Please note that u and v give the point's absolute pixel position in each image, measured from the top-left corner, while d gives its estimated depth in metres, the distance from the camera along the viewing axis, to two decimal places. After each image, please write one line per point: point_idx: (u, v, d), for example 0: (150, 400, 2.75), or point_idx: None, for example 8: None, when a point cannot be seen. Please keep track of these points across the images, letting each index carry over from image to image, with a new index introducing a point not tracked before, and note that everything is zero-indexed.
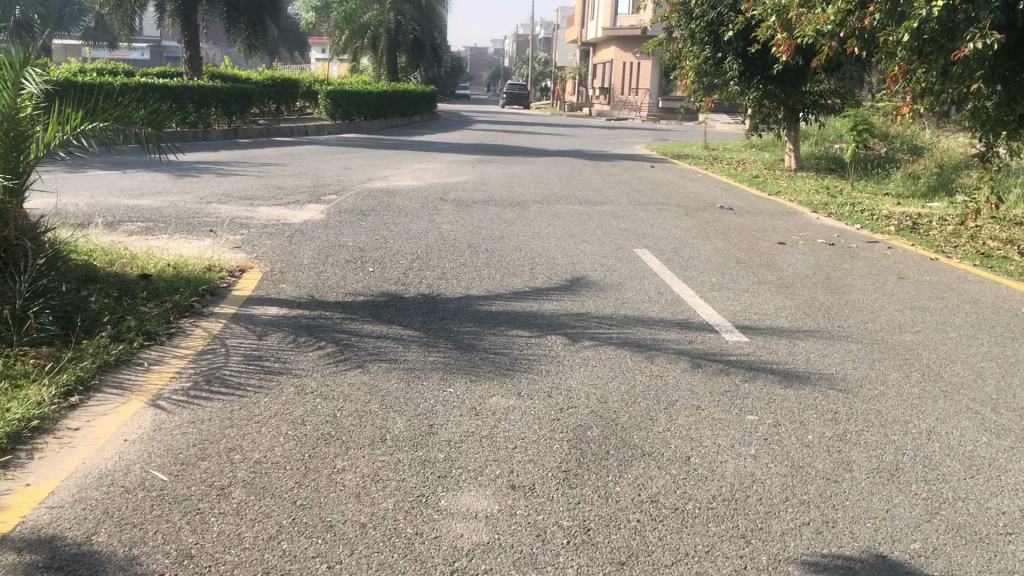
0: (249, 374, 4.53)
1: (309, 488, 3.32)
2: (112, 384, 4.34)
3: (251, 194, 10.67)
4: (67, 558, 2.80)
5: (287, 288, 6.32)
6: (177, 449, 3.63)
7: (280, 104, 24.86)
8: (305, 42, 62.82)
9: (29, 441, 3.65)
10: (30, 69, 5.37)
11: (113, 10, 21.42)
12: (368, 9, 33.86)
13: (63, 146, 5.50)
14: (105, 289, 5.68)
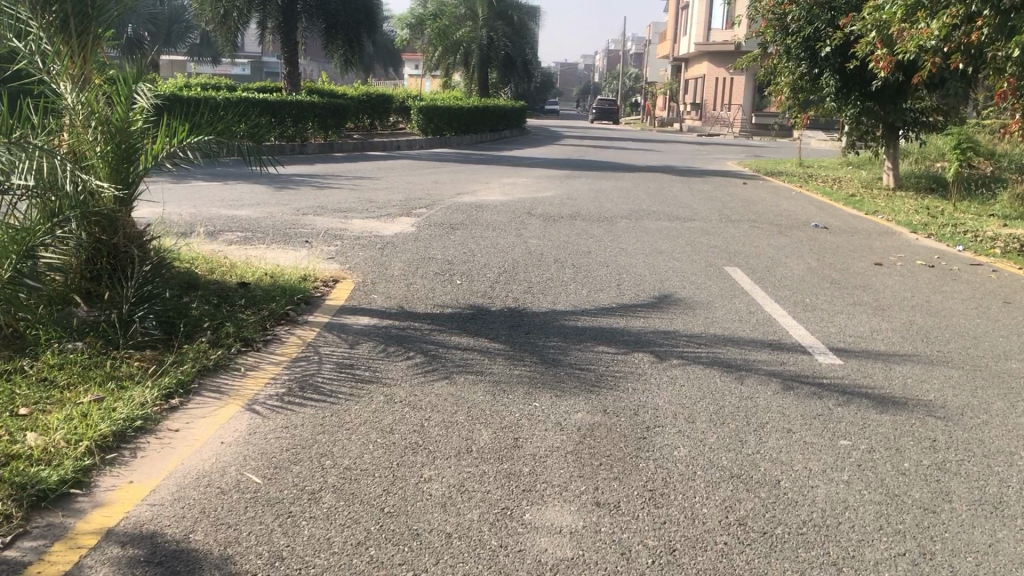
0: (340, 382, 4.63)
1: (396, 496, 3.37)
2: (211, 388, 4.49)
3: (344, 206, 10.93)
4: (167, 554, 2.91)
5: (378, 298, 6.45)
6: (270, 453, 3.73)
7: (374, 118, 25.42)
8: (399, 59, 64.25)
9: (132, 439, 3.81)
10: (141, 85, 5.68)
11: (217, 27, 22.16)
12: (461, 26, 34.21)
13: (170, 158, 5.70)
14: (206, 296, 5.90)
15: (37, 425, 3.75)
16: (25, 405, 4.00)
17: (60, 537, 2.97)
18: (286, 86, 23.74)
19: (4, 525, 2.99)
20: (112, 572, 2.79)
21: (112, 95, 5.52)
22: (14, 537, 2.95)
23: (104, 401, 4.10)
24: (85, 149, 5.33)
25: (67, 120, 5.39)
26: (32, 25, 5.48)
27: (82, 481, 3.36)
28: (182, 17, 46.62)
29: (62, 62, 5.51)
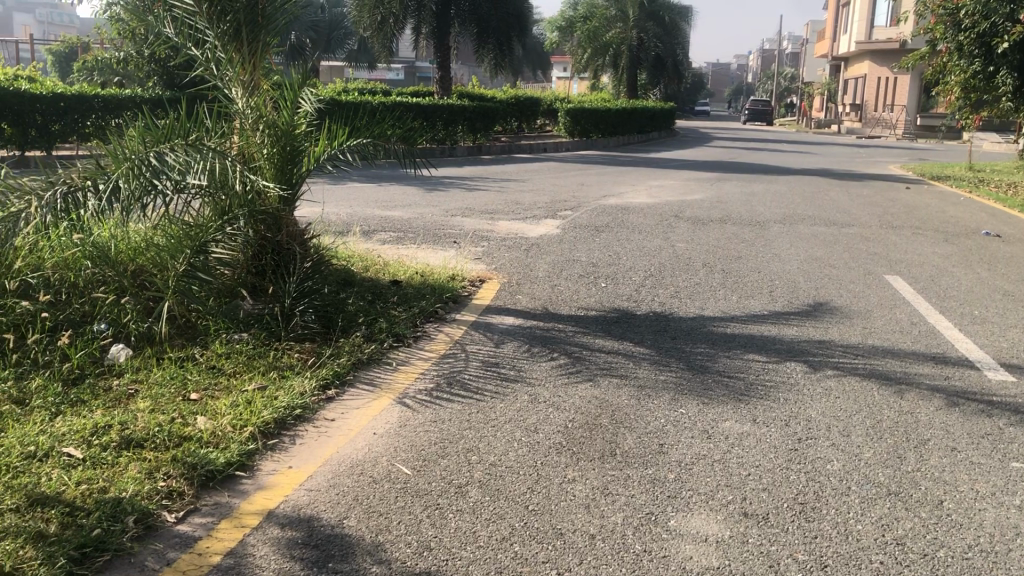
0: (486, 380, 4.71)
1: (540, 495, 3.40)
2: (365, 381, 4.67)
3: (491, 208, 11.13)
4: (322, 538, 3.05)
5: (523, 299, 6.52)
6: (420, 445, 3.84)
7: (522, 121, 25.70)
8: (548, 62, 64.96)
9: (291, 427, 4.01)
10: (306, 90, 5.94)
11: (374, 33, 22.92)
12: (612, 27, 34.06)
13: (331, 160, 5.95)
14: (361, 292, 6.14)
15: (207, 409, 4.00)
16: (196, 390, 4.28)
17: (226, 516, 3.17)
18: (437, 90, 24.35)
19: (176, 500, 3.21)
20: (273, 552, 2.94)
21: (279, 100, 5.82)
22: (185, 513, 3.16)
23: (266, 389, 4.33)
24: (253, 151, 5.65)
25: (238, 124, 5.73)
26: (209, 35, 5.84)
27: (245, 464, 3.56)
28: (341, 25, 48.69)
29: (234, 68, 5.85)
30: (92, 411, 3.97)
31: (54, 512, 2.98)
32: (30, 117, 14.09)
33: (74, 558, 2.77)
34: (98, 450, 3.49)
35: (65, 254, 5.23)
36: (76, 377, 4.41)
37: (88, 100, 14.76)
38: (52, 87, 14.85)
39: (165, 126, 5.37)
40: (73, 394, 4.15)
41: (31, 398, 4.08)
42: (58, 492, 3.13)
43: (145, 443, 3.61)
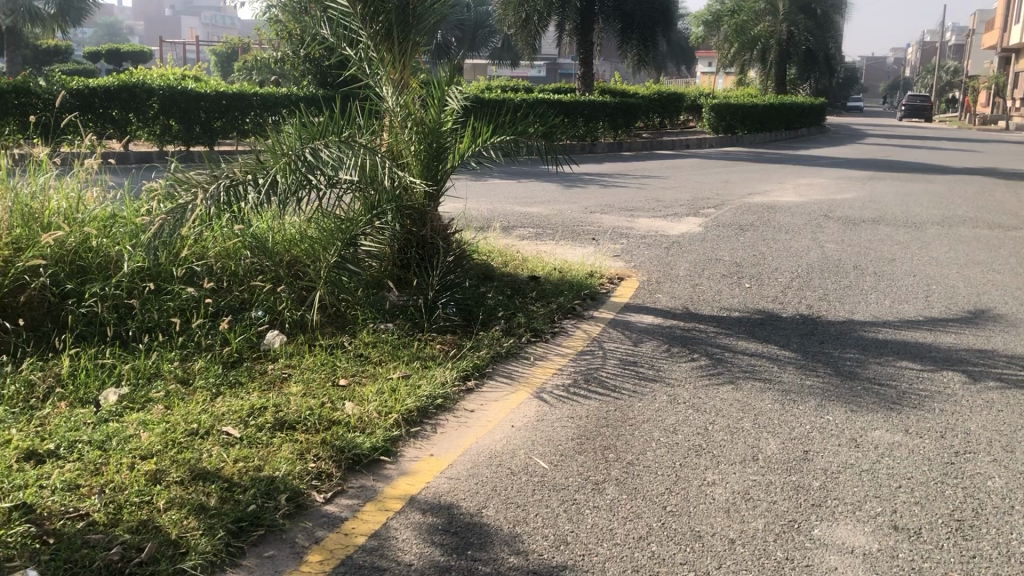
0: (624, 378, 4.69)
1: (678, 496, 3.36)
2: (503, 374, 4.74)
3: (632, 205, 11.05)
4: (461, 526, 3.12)
5: (663, 298, 6.45)
6: (557, 440, 3.87)
7: (665, 117, 25.37)
8: (693, 57, 63.87)
9: (433, 415, 4.12)
10: (453, 88, 6.05)
11: (519, 31, 23.13)
12: (759, 21, 33.13)
13: (475, 156, 6.06)
14: (501, 287, 6.23)
15: (354, 395, 4.17)
16: (344, 376, 4.47)
17: (371, 498, 3.29)
18: (580, 87, 24.35)
19: (325, 481, 3.36)
20: (414, 536, 3.03)
21: (427, 98, 5.96)
22: (333, 494, 3.30)
23: (409, 377, 4.47)
24: (402, 148, 5.82)
25: (388, 121, 5.92)
26: (362, 34, 6.07)
27: (389, 450, 3.68)
28: (486, 23, 49.43)
29: (385, 67, 6.06)
30: (249, 392, 4.21)
31: (215, 487, 3.18)
32: (195, 114, 14.95)
33: (232, 530, 2.94)
34: (254, 430, 3.70)
35: (227, 243, 5.54)
36: (235, 360, 4.68)
37: (247, 99, 15.56)
38: (215, 86, 15.71)
39: (320, 123, 5.60)
40: (232, 375, 4.41)
41: (195, 377, 4.36)
42: (218, 468, 3.33)
43: (296, 425, 3.79)
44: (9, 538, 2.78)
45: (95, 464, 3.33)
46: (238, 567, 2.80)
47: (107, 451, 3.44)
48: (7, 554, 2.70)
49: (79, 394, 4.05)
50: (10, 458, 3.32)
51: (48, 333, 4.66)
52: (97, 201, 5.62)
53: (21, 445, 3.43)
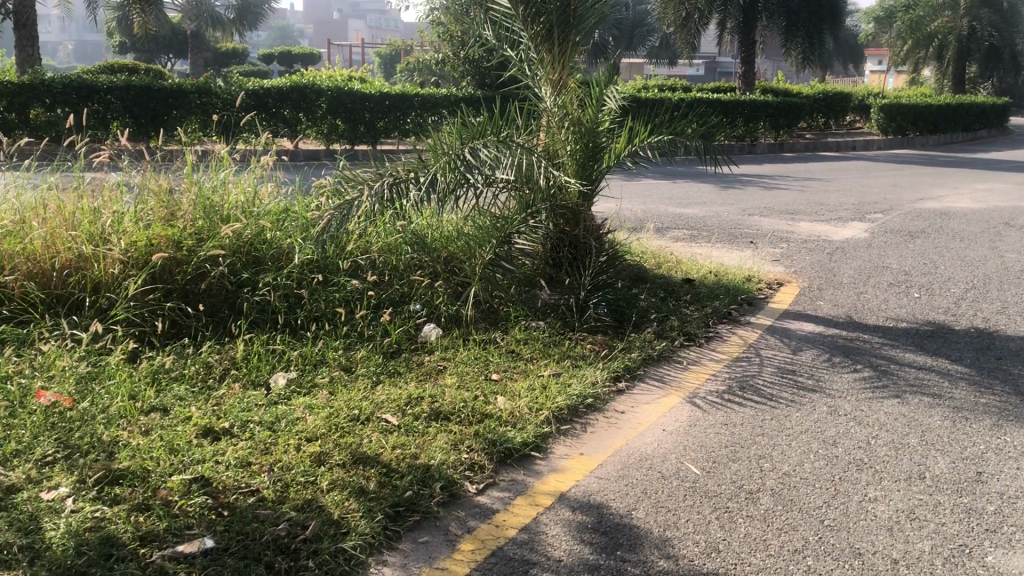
0: (782, 387, 4.55)
1: (838, 510, 3.24)
2: (655, 377, 4.70)
3: (793, 208, 10.71)
4: (611, 525, 3.12)
5: (825, 306, 6.22)
6: (710, 447, 3.80)
7: (829, 119, 24.40)
8: (861, 55, 61.11)
9: (583, 414, 4.13)
10: (612, 88, 6.04)
11: (679, 29, 22.81)
12: (937, 16, 31.18)
13: (631, 156, 5.99)
14: (654, 288, 6.17)
15: (506, 390, 4.23)
16: (497, 371, 4.55)
17: (521, 492, 3.34)
18: (740, 86, 23.76)
19: (478, 473, 3.44)
20: (564, 533, 3.06)
21: (585, 98, 5.97)
22: (485, 486, 3.37)
23: (560, 376, 4.51)
24: (558, 148, 5.86)
25: (546, 121, 5.98)
26: (523, 36, 6.19)
27: (540, 446, 3.73)
28: (645, 22, 49.09)
29: (545, 68, 6.12)
30: (406, 382, 4.36)
31: (374, 472, 3.31)
32: (360, 114, 15.56)
33: (389, 514, 3.05)
34: (411, 419, 3.82)
35: (389, 239, 5.74)
36: (394, 351, 4.85)
37: (410, 99, 16.07)
38: (380, 87, 16.29)
39: (481, 124, 5.72)
40: (391, 365, 4.58)
41: (356, 366, 4.55)
42: (378, 453, 3.46)
43: (451, 416, 3.90)
44: (188, 508, 3.00)
45: (265, 443, 3.53)
46: (394, 550, 2.91)
47: (276, 432, 3.64)
48: (187, 522, 2.90)
49: (251, 376, 4.32)
50: (190, 433, 3.57)
51: (225, 319, 4.96)
52: (271, 196, 5.93)
53: (200, 421, 3.69)
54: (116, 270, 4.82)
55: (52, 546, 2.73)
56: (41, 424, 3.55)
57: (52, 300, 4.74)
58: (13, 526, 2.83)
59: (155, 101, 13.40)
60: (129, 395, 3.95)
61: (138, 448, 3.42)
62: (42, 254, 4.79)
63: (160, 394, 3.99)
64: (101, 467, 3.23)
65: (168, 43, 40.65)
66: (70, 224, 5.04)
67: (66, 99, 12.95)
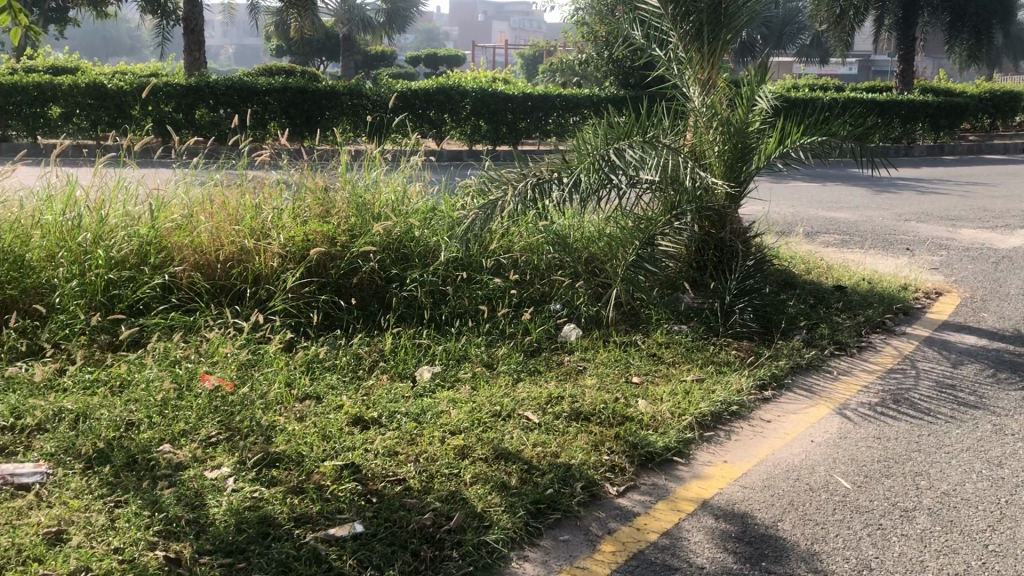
0: (940, 403, 4.31)
1: (1003, 535, 3.05)
2: (803, 387, 4.55)
3: (954, 214, 10.14)
4: (756, 536, 3.04)
5: (989, 318, 5.86)
6: (861, 461, 3.65)
7: (996, 120, 22.96)
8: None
9: (727, 422, 4.05)
10: (763, 87, 5.89)
11: (831, 28, 22.01)
12: None
13: (782, 157, 5.83)
14: (803, 295, 5.98)
15: (648, 394, 4.20)
16: (638, 374, 4.53)
17: (663, 497, 3.31)
18: (899, 86, 21.98)
19: (618, 475, 3.43)
20: (707, 540, 3.01)
21: (734, 98, 5.85)
22: (626, 488, 3.36)
23: (703, 381, 4.43)
24: (706, 148, 5.76)
25: (693, 122, 5.89)
26: (672, 36, 6.13)
27: (683, 451, 3.68)
28: (795, 20, 47.56)
29: (694, 67, 6.04)
30: (547, 381, 4.40)
31: (515, 468, 3.35)
32: (502, 115, 15.77)
33: (531, 511, 3.09)
34: (552, 418, 3.85)
35: (532, 239, 5.79)
36: (534, 349, 4.89)
37: (553, 99, 16.18)
38: (524, 88, 16.47)
39: (627, 125, 5.69)
40: (532, 363, 4.62)
41: (498, 363, 4.62)
42: (520, 450, 3.51)
43: (592, 417, 3.90)
44: (340, 493, 3.13)
45: (411, 434, 3.64)
46: (536, 546, 2.94)
47: (421, 424, 3.75)
48: (339, 506, 3.03)
49: (398, 368, 4.46)
50: (341, 421, 3.72)
51: (375, 312, 5.13)
52: (419, 194, 6.08)
53: (350, 410, 3.83)
54: (275, 263, 5.08)
55: (216, 522, 2.91)
56: (206, 407, 3.78)
57: (216, 290, 5.02)
58: (181, 501, 3.03)
59: (309, 103, 13.99)
60: (285, 382, 4.15)
61: (294, 434, 3.59)
62: (208, 246, 5.10)
63: (314, 382, 4.18)
64: (260, 450, 3.41)
65: (322, 46, 42.44)
66: (234, 219, 5.34)
67: (229, 100, 13.73)
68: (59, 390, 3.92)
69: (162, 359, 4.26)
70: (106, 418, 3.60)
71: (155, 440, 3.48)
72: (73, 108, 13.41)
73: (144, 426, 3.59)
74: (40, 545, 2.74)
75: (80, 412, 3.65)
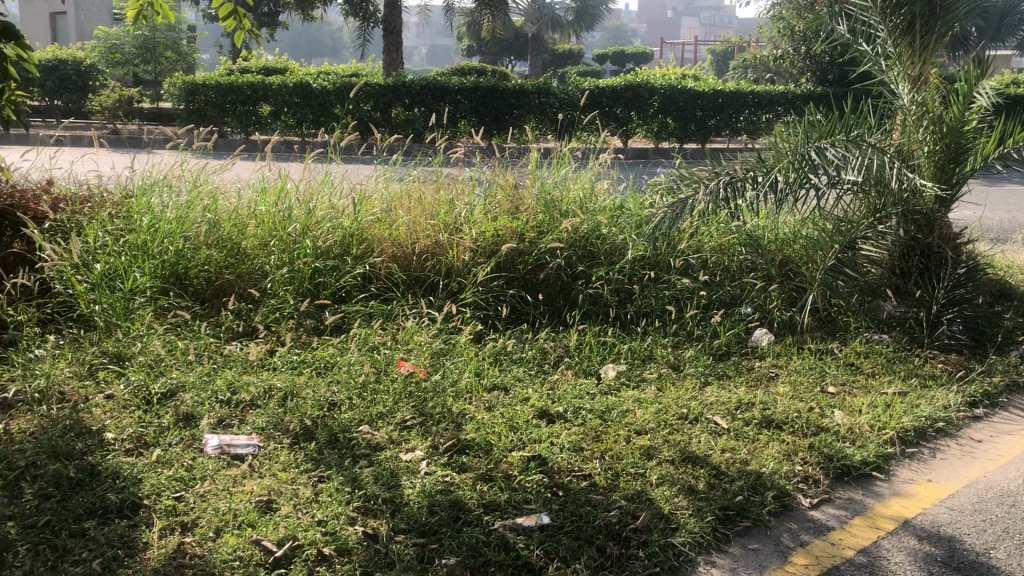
0: None
1: None
2: (1019, 406, 4.21)
3: None
4: (965, 562, 2.86)
5: None
6: None
7: None
8: None
9: (932, 439, 3.81)
10: (983, 83, 5.48)
11: None
12: None
13: (1001, 159, 5.41)
14: (1021, 308, 5.53)
15: (845, 405, 4.02)
16: (834, 384, 4.34)
17: (860, 513, 3.16)
18: None
19: (812, 486, 3.30)
20: (909, 562, 2.85)
21: (949, 95, 5.48)
22: (819, 501, 3.23)
23: (905, 395, 4.19)
24: (914, 148, 5.44)
25: (902, 120, 5.58)
26: (881, 30, 5.81)
27: (883, 467, 3.50)
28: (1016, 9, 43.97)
29: (904, 63, 5.70)
30: (736, 386, 4.29)
31: (703, 472, 3.30)
32: (691, 112, 15.50)
33: (719, 517, 3.03)
34: (741, 424, 3.76)
35: (723, 239, 5.66)
36: (723, 353, 4.79)
37: (745, 97, 15.75)
38: (715, 85, 16.13)
39: (828, 124, 5.47)
40: (721, 367, 4.53)
41: (684, 365, 4.56)
42: (707, 454, 3.45)
43: (783, 425, 3.78)
44: (527, 483, 3.20)
45: (596, 431, 3.66)
46: (724, 553, 2.88)
47: (606, 422, 3.76)
48: (526, 497, 3.10)
49: (583, 365, 4.49)
50: (528, 414, 3.80)
51: (561, 308, 5.20)
52: (607, 192, 6.09)
53: (537, 403, 3.90)
54: (467, 257, 5.23)
55: (410, 503, 3.05)
56: (401, 392, 3.96)
57: (411, 281, 5.25)
58: (378, 480, 3.19)
59: (499, 102, 14.30)
60: (475, 372, 4.28)
61: (483, 423, 3.69)
62: (405, 239, 5.32)
63: (502, 373, 4.28)
64: (451, 437, 3.54)
65: (511, 45, 43.16)
66: (429, 213, 5.55)
67: (423, 99, 14.24)
68: (270, 368, 4.21)
69: (363, 344, 4.50)
70: (312, 397, 3.85)
71: (355, 421, 3.68)
72: (282, 107, 14.35)
73: (345, 407, 3.81)
74: (253, 512, 2.96)
75: (288, 390, 3.92)
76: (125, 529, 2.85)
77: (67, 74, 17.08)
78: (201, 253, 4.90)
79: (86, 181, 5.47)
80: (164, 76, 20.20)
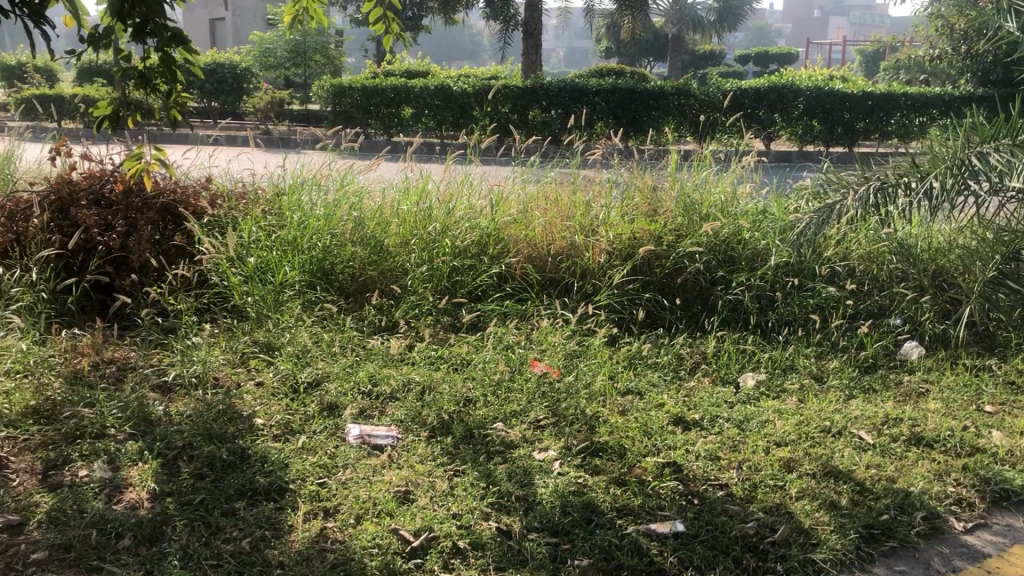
0: None
1: None
2: None
3: None
4: None
5: None
6: None
7: None
8: None
9: None
10: None
11: None
12: None
13: None
14: None
15: (1003, 426, 3.79)
16: (991, 403, 4.09)
17: (1019, 542, 2.98)
18: None
19: (966, 509, 3.13)
20: None
21: None
22: (974, 525, 3.06)
23: None
24: None
25: None
26: None
27: None
28: None
29: None
30: (883, 401, 4.11)
31: (846, 488, 3.19)
32: (839, 114, 14.91)
33: (863, 535, 2.91)
34: (888, 440, 3.60)
35: (872, 246, 5.41)
36: (869, 366, 4.60)
37: (895, 98, 14.92)
38: (864, 86, 15.46)
39: (991, 127, 5.16)
40: (867, 380, 4.35)
41: (828, 376, 4.40)
42: (850, 470, 3.32)
43: (935, 444, 3.59)
44: (661, 489, 3.17)
45: (733, 441, 3.57)
46: (868, 573, 2.77)
47: (744, 432, 3.66)
48: (659, 503, 3.07)
49: (720, 372, 4.40)
50: (663, 420, 3.76)
51: (699, 314, 5.11)
52: (749, 195, 5.93)
53: (671, 410, 3.85)
54: (603, 259, 5.23)
55: (543, 501, 3.07)
56: (534, 392, 3.99)
57: (547, 282, 5.29)
58: (511, 477, 3.23)
59: (638, 104, 14.17)
60: (609, 375, 4.27)
61: (616, 426, 3.67)
62: (543, 240, 5.36)
63: (636, 378, 4.25)
64: (585, 439, 3.54)
65: (651, 46, 42.68)
66: (566, 214, 5.57)
67: (561, 101, 14.29)
68: (409, 362, 4.33)
69: (499, 343, 4.56)
70: (447, 393, 3.93)
71: (490, 418, 3.74)
72: (423, 109, 14.70)
73: (480, 404, 3.87)
74: (391, 502, 3.05)
75: (425, 384, 4.02)
76: (272, 511, 2.99)
77: (225, 77, 18.04)
78: (347, 250, 5.08)
79: (242, 179, 5.76)
80: (313, 78, 21.02)
